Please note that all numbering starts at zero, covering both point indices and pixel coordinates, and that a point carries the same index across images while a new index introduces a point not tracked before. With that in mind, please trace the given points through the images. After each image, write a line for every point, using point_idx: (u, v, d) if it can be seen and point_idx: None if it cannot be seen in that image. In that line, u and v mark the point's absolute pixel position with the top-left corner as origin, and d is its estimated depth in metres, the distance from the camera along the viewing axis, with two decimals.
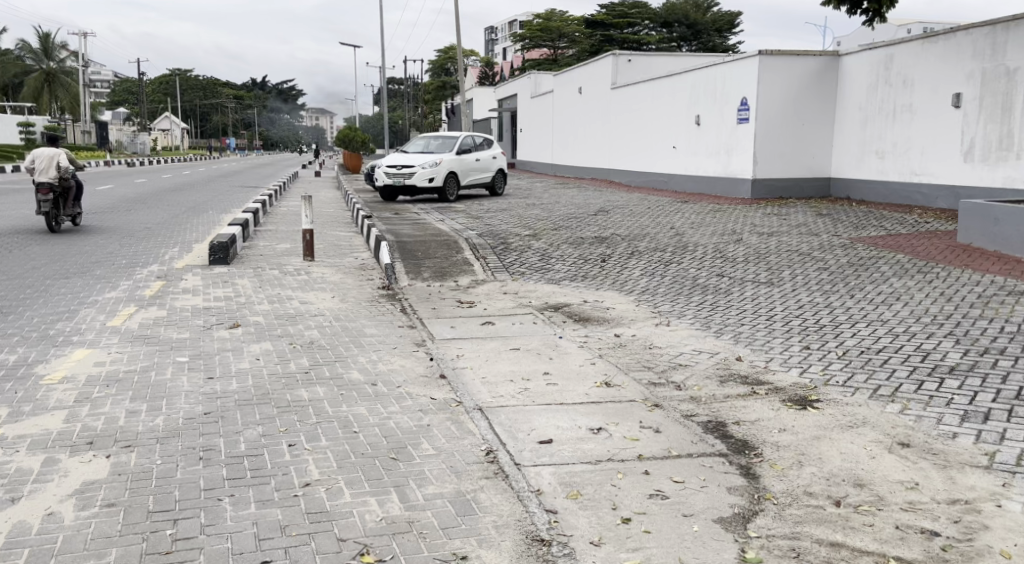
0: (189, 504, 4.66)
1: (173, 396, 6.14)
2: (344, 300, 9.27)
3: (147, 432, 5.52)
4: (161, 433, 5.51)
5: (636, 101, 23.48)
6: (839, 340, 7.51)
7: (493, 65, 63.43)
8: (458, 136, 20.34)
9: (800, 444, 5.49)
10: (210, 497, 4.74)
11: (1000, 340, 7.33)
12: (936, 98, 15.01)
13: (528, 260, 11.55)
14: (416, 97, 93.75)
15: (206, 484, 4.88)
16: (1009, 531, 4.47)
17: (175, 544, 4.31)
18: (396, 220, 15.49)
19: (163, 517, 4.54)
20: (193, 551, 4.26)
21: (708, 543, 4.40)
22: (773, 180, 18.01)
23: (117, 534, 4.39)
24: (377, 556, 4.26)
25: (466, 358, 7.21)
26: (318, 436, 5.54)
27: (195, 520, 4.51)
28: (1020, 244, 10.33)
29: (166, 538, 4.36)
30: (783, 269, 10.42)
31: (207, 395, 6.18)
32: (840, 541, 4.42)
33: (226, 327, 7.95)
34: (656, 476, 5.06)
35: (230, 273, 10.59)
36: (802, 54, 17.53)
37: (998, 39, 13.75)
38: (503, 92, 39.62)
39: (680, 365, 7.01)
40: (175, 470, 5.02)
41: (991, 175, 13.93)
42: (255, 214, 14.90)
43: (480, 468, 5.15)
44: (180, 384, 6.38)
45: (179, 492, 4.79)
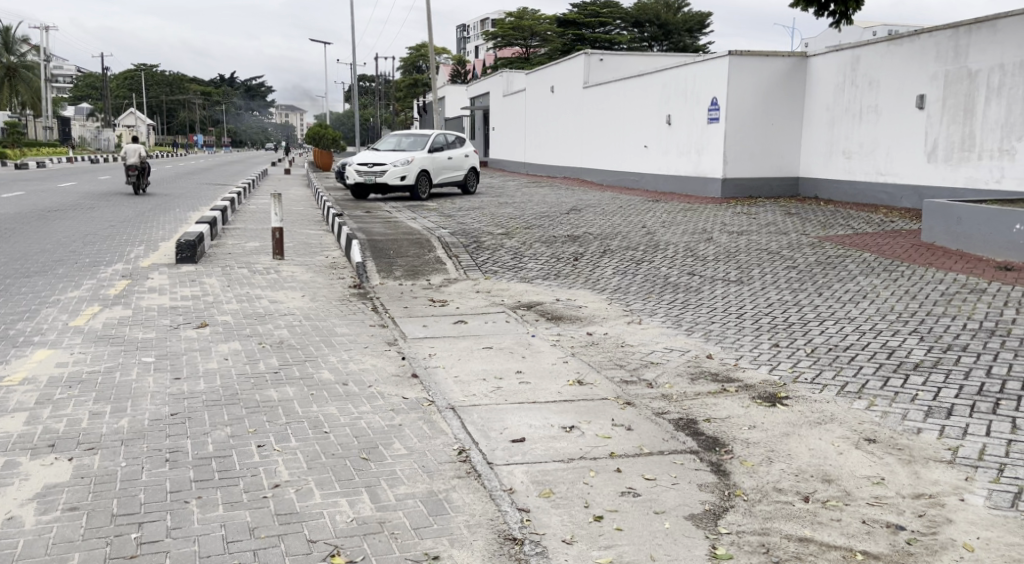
0: (155, 507, 4.53)
1: (139, 396, 6.00)
2: (314, 299, 9.14)
3: (111, 433, 5.38)
4: (126, 434, 5.37)
5: (609, 100, 23.54)
6: (806, 337, 7.41)
7: (463, 65, 63.22)
8: (431, 134, 20.26)
9: (770, 440, 5.36)
10: (176, 500, 4.60)
11: (964, 337, 7.23)
12: (901, 99, 15.25)
13: (501, 258, 11.49)
14: (386, 95, 93.47)
15: (173, 486, 4.74)
16: (972, 524, 4.36)
17: (140, 548, 4.18)
18: (367, 218, 15.37)
19: (126, 520, 4.40)
20: (159, 555, 4.13)
21: (679, 540, 4.29)
22: (743, 179, 18.20)
23: (80, 539, 4.24)
24: (348, 557, 4.15)
25: (438, 357, 7.09)
26: (288, 436, 5.40)
27: (160, 523, 4.38)
28: (983, 243, 10.47)
29: (130, 542, 4.23)
30: (753, 268, 10.44)
31: (175, 395, 6.04)
32: (808, 536, 4.31)
33: (194, 327, 7.80)
34: (628, 473, 4.94)
35: (196, 272, 10.41)
36: (770, 55, 17.70)
37: (961, 42, 14.00)
38: (476, 91, 39.60)
39: (651, 363, 6.86)
40: (141, 473, 4.89)
41: (954, 175, 14.18)
42: (222, 213, 14.72)
43: (452, 468, 5.02)
44: (146, 385, 6.24)
45: (144, 495, 4.65)
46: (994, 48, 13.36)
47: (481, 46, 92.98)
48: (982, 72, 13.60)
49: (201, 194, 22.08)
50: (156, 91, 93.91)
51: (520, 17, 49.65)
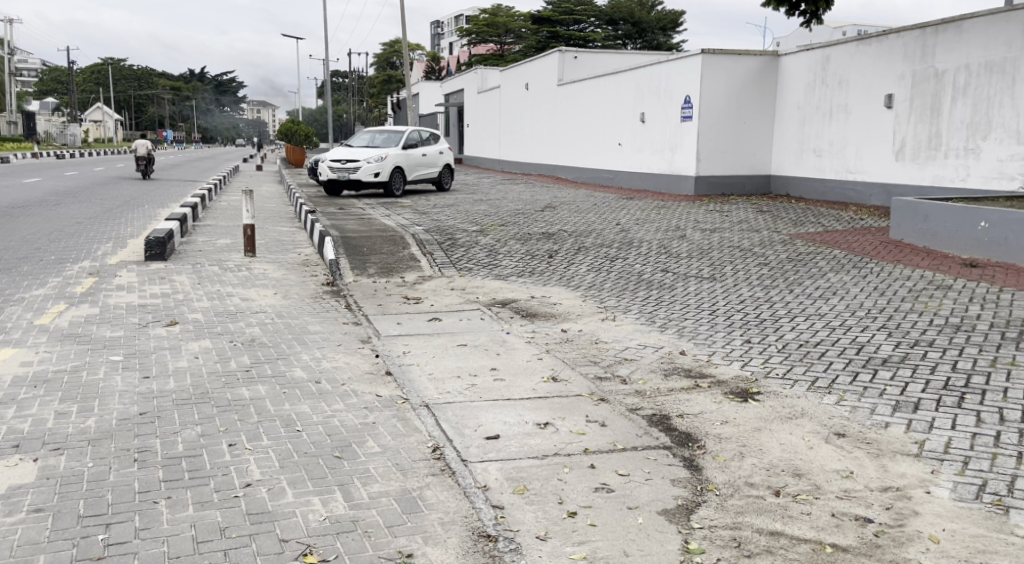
0: (122, 508, 4.51)
1: (106, 396, 5.97)
2: (286, 297, 9.11)
3: (78, 433, 5.35)
4: (93, 435, 5.34)
5: (583, 98, 23.63)
6: (777, 333, 7.51)
7: (438, 61, 63.07)
8: (404, 130, 20.21)
9: (741, 436, 5.42)
10: (145, 500, 4.59)
11: (930, 333, 7.35)
12: (870, 98, 15.43)
13: (475, 256, 11.50)
14: (360, 91, 93.12)
15: (141, 486, 4.73)
16: (938, 516, 4.45)
17: (107, 549, 4.17)
18: (340, 215, 15.35)
19: (94, 521, 4.38)
20: (126, 556, 4.12)
21: (652, 535, 4.34)
22: (715, 177, 18.31)
23: (45, 541, 4.22)
24: (320, 556, 4.16)
25: (412, 354, 7.10)
26: (260, 435, 5.39)
27: (129, 524, 4.36)
28: (949, 241, 10.63)
29: (98, 543, 4.21)
30: (726, 265, 10.55)
31: (143, 395, 6.01)
32: (779, 529, 4.38)
33: (163, 325, 7.76)
34: (602, 469, 4.99)
35: (165, 269, 10.34)
36: (742, 54, 17.85)
37: (928, 43, 14.19)
38: (450, 87, 39.57)
39: (624, 360, 6.92)
40: (108, 473, 4.87)
41: (921, 174, 14.39)
42: (192, 210, 14.61)
43: (426, 465, 5.04)
44: (114, 384, 6.20)
45: (112, 495, 4.64)
46: (960, 48, 13.56)
47: (454, 42, 92.68)
48: (948, 71, 13.79)
49: (171, 191, 21.88)
50: (125, 85, 92.82)
51: (494, 14, 49.61)
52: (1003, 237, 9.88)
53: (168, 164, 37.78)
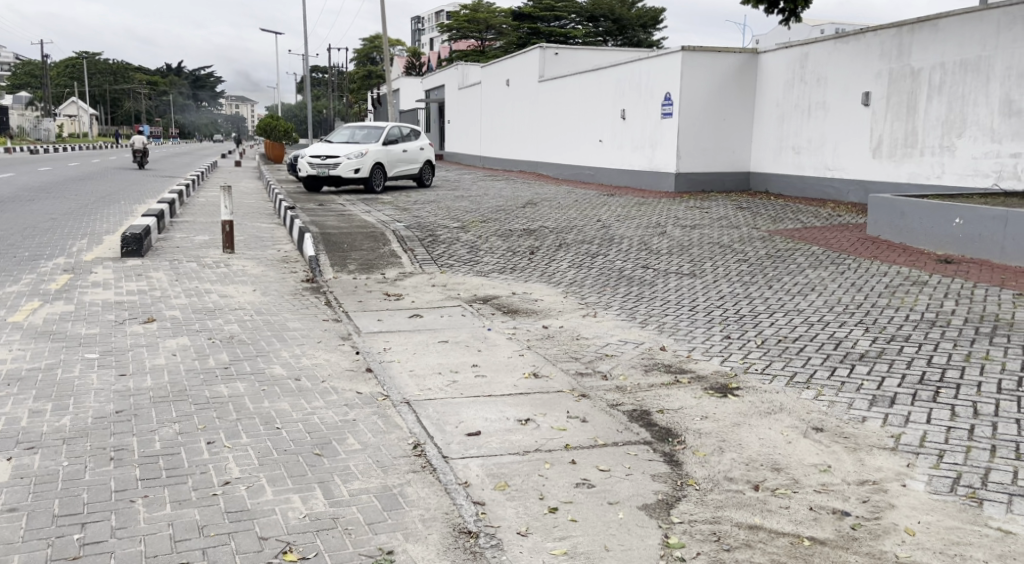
0: (99, 507, 4.50)
1: (82, 394, 5.94)
2: (265, 294, 9.08)
3: (52, 432, 5.32)
4: (67, 433, 5.31)
5: (564, 94, 23.67)
6: (756, 329, 7.57)
7: (418, 57, 62.92)
8: (385, 126, 20.16)
9: (721, 431, 5.47)
10: (121, 499, 4.58)
11: (906, 328, 7.44)
12: (848, 95, 15.55)
13: (457, 252, 11.51)
14: (339, 87, 92.80)
15: (117, 485, 4.71)
16: (913, 509, 4.51)
17: (83, 549, 4.16)
18: (320, 211, 15.31)
19: (69, 521, 4.37)
20: (102, 555, 4.11)
21: (633, 530, 4.37)
22: (696, 174, 18.39)
23: (19, 540, 4.21)
24: (300, 554, 4.16)
25: (393, 351, 7.10)
26: (238, 433, 5.38)
27: (105, 524, 4.35)
28: (926, 238, 10.74)
29: (73, 542, 4.20)
30: (706, 261, 10.63)
31: (119, 393, 5.99)
32: (758, 523, 4.43)
33: (140, 322, 7.73)
34: (583, 465, 5.02)
35: (142, 266, 10.29)
36: (722, 51, 17.91)
37: (904, 41, 14.32)
38: (431, 83, 39.46)
39: (605, 356, 6.95)
40: (83, 472, 4.84)
41: (897, 171, 14.52)
42: (169, 205, 14.53)
43: (407, 462, 5.05)
44: (90, 382, 6.17)
45: (87, 494, 4.62)
46: (936, 46, 13.69)
47: (434, 38, 92.45)
48: (924, 70, 13.92)
49: (146, 187, 21.64)
50: (100, 79, 91.82)
51: (475, 9, 49.45)
52: (978, 233, 9.99)
53: (182, 164, 35.07)
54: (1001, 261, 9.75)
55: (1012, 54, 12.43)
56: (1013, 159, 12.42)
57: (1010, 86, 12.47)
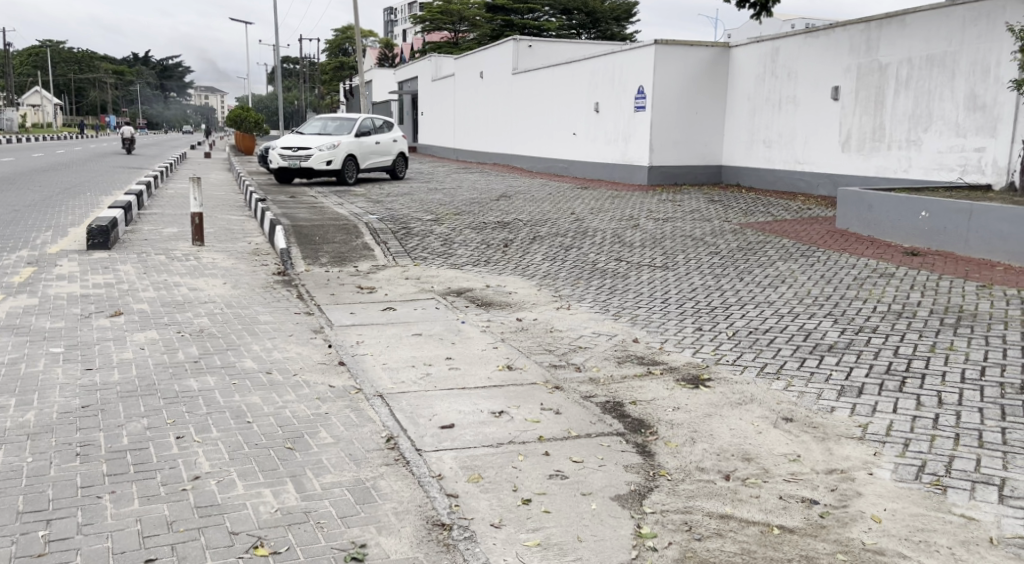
0: (64, 504, 4.48)
1: (47, 388, 5.90)
2: (236, 287, 9.04)
3: (16, 428, 5.28)
4: (33, 429, 5.28)
5: (537, 86, 23.67)
6: (727, 321, 7.64)
7: (392, 49, 62.60)
8: (357, 118, 20.08)
9: (693, 421, 5.54)
10: (87, 495, 4.56)
11: (873, 319, 7.57)
12: (818, 89, 15.70)
13: (430, 244, 11.52)
14: (310, 78, 92.16)
15: (83, 481, 4.69)
16: (879, 497, 4.60)
17: (48, 546, 4.14)
18: (291, 203, 15.24)
19: (34, 518, 4.35)
20: (69, 552, 4.10)
21: (605, 521, 4.43)
22: (668, 167, 18.48)
23: None
24: (271, 548, 4.17)
25: (366, 344, 7.11)
26: (208, 427, 5.37)
27: (71, 520, 4.34)
28: (893, 230, 10.90)
29: (37, 540, 4.18)
30: (678, 254, 10.71)
31: (85, 387, 5.95)
32: (728, 513, 4.50)
33: (107, 315, 7.68)
34: (556, 456, 5.07)
35: (109, 259, 10.20)
36: (694, 45, 18.00)
37: (872, 36, 14.49)
38: (404, 74, 39.24)
39: (579, 348, 7.01)
40: (48, 468, 4.82)
41: (866, 165, 14.70)
42: (136, 197, 14.39)
43: (380, 455, 5.08)
44: (54, 376, 6.13)
45: (53, 491, 4.59)
46: (903, 42, 13.87)
47: (406, 29, 92.07)
48: (891, 65, 14.10)
49: (111, 178, 21.26)
50: (64, 69, 90.20)
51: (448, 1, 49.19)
52: (944, 226, 10.14)
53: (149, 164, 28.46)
54: (966, 253, 9.92)
55: (977, 51, 12.60)
56: (978, 153, 12.61)
57: (975, 82, 12.65)
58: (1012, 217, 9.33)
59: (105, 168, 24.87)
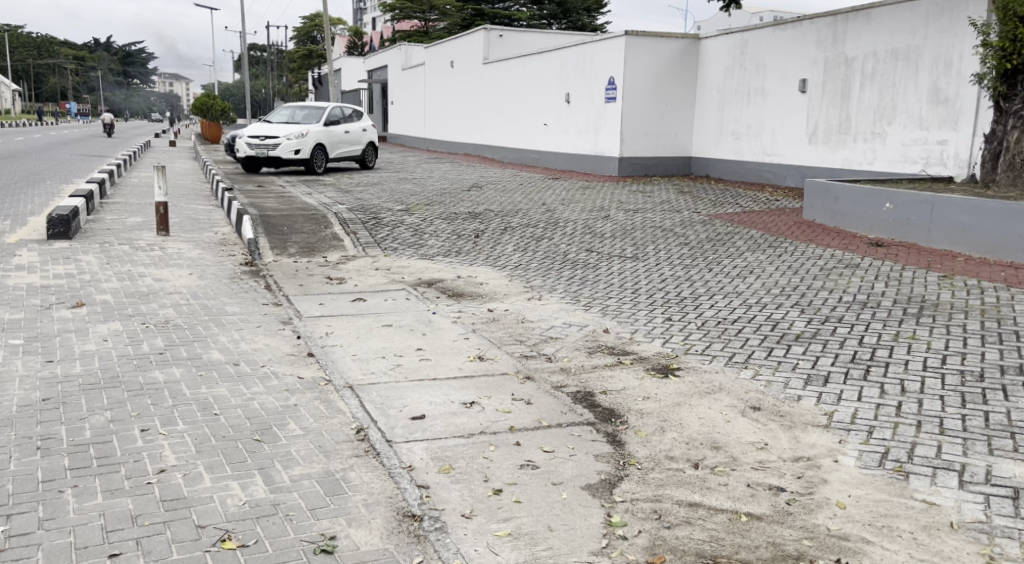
0: (25, 498, 4.44)
1: (6, 382, 5.82)
2: (202, 278, 8.97)
3: None
4: None
5: (509, 76, 23.63)
6: (696, 311, 7.72)
7: (361, 37, 62.16)
8: (326, 107, 19.96)
9: (662, 411, 5.60)
10: (49, 489, 4.53)
11: (840, 309, 7.68)
12: (786, 81, 15.84)
13: (401, 235, 11.51)
14: (277, 66, 91.35)
15: (45, 475, 4.66)
16: (844, 483, 4.68)
17: (8, 541, 4.11)
18: (259, 193, 15.12)
19: None
20: (30, 548, 4.07)
21: (576, 510, 4.47)
22: (639, 158, 18.56)
23: None
24: (239, 541, 4.17)
25: (335, 335, 7.09)
26: (174, 420, 5.34)
27: (32, 515, 4.30)
28: (858, 221, 11.04)
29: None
30: (648, 245, 10.78)
31: (46, 380, 5.89)
32: (697, 501, 4.55)
33: (69, 306, 7.59)
34: (527, 446, 5.10)
35: (70, 248, 10.08)
36: (664, 36, 18.06)
37: (839, 29, 14.63)
38: (374, 63, 38.99)
39: (550, 338, 7.04)
40: (8, 463, 4.77)
41: (832, 157, 14.88)
42: (99, 186, 14.20)
43: (350, 447, 5.08)
44: (14, 369, 6.06)
45: (13, 485, 4.56)
46: (869, 35, 14.02)
47: (376, 18, 91.52)
48: (858, 58, 14.26)
49: (72, 166, 20.80)
50: (25, 53, 88.26)
51: None
52: (908, 217, 10.30)
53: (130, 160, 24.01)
54: (928, 244, 10.08)
55: (940, 44, 12.76)
56: (941, 145, 12.79)
57: (938, 76, 12.83)
58: (974, 208, 9.48)
59: (77, 168, 20.44)
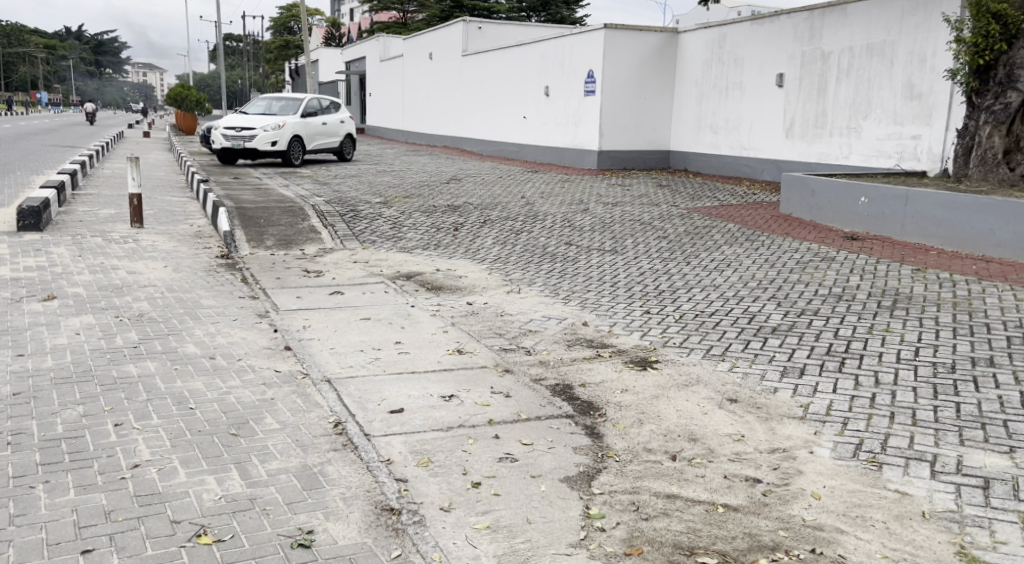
0: None
1: None
2: (176, 271, 8.90)
3: None
4: None
5: (488, 68, 23.58)
6: (674, 304, 7.76)
7: (339, 28, 61.73)
8: (303, 98, 19.85)
9: (641, 403, 5.63)
10: (21, 485, 4.50)
11: (815, 302, 7.75)
12: (763, 75, 15.92)
13: (379, 228, 11.47)
14: (254, 56, 90.77)
15: (16, 471, 4.62)
16: (819, 474, 4.74)
17: None
18: (235, 184, 15.03)
19: None
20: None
21: (555, 502, 4.49)
22: (618, 151, 18.59)
23: None
24: (215, 536, 4.16)
25: (313, 329, 7.07)
26: (148, 414, 5.31)
27: (3, 511, 4.27)
28: (834, 214, 11.13)
29: None
30: (627, 238, 10.82)
31: (17, 374, 5.84)
32: (675, 493, 4.59)
33: (40, 299, 7.52)
34: (506, 439, 5.12)
35: (42, 240, 9.98)
36: (643, 30, 18.09)
37: (816, 24, 14.73)
38: (352, 54, 38.75)
39: (529, 332, 7.06)
40: None
41: (808, 151, 14.98)
42: (70, 177, 14.06)
43: (328, 440, 5.08)
44: None
45: None
46: (845, 30, 14.11)
47: (354, 10, 90.91)
48: (834, 53, 14.36)
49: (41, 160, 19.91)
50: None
51: None
52: (882, 210, 10.40)
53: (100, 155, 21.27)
54: (902, 237, 10.18)
55: (914, 40, 12.88)
56: (915, 140, 12.92)
57: (912, 71, 12.95)
58: (947, 203, 9.59)
59: (35, 169, 17.72)
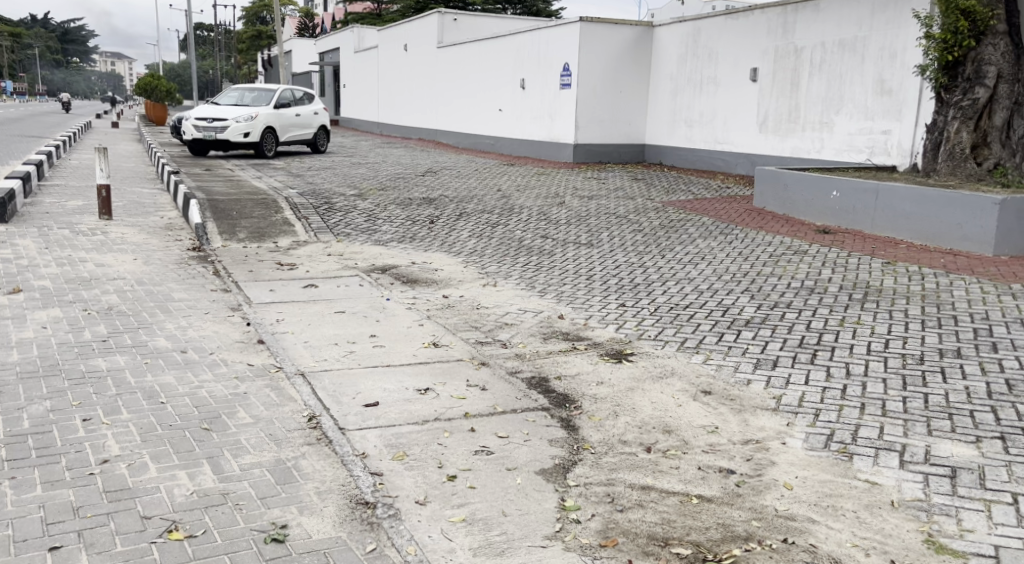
0: None
1: None
2: (147, 263, 8.83)
3: None
4: None
5: (463, 60, 23.51)
6: (649, 297, 7.82)
7: (313, 19, 61.30)
8: (276, 89, 19.72)
9: (616, 395, 5.67)
10: None
11: (788, 295, 7.83)
12: (737, 70, 16.01)
13: (354, 221, 11.44)
14: (226, 46, 89.93)
15: None
16: (792, 465, 4.80)
17: None
18: (206, 176, 14.92)
19: None
20: None
21: (530, 494, 4.52)
22: (593, 145, 18.62)
23: None
24: (186, 531, 4.15)
25: (287, 322, 7.05)
26: (118, 409, 5.28)
27: None
28: (807, 208, 11.23)
29: None
30: (602, 231, 10.85)
31: None
32: (650, 484, 4.63)
33: (5, 293, 7.44)
34: (481, 432, 5.14)
35: (8, 232, 9.86)
36: (618, 24, 18.12)
37: (789, 19, 14.82)
38: (326, 45, 38.46)
39: (505, 325, 7.07)
40: None
41: (781, 145, 15.10)
42: (37, 168, 13.88)
43: (302, 435, 5.07)
44: None
45: None
46: (818, 25, 14.22)
47: None
48: (807, 48, 14.48)
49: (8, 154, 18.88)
50: None
51: None
52: (854, 204, 10.51)
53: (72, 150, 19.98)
54: (873, 231, 10.30)
55: (885, 36, 13.01)
56: (886, 135, 13.07)
57: (882, 67, 13.08)
58: (916, 197, 9.71)
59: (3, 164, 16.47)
